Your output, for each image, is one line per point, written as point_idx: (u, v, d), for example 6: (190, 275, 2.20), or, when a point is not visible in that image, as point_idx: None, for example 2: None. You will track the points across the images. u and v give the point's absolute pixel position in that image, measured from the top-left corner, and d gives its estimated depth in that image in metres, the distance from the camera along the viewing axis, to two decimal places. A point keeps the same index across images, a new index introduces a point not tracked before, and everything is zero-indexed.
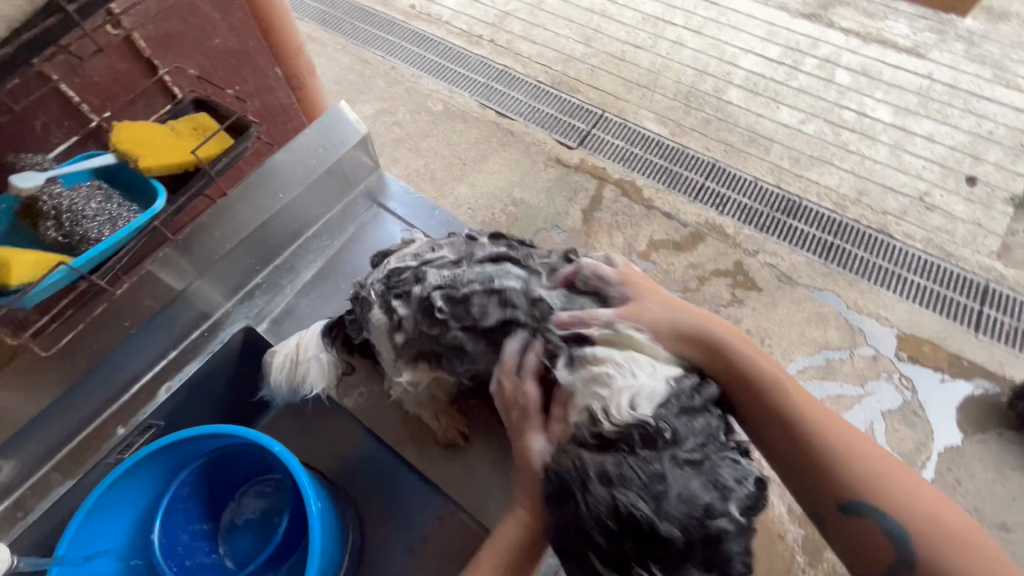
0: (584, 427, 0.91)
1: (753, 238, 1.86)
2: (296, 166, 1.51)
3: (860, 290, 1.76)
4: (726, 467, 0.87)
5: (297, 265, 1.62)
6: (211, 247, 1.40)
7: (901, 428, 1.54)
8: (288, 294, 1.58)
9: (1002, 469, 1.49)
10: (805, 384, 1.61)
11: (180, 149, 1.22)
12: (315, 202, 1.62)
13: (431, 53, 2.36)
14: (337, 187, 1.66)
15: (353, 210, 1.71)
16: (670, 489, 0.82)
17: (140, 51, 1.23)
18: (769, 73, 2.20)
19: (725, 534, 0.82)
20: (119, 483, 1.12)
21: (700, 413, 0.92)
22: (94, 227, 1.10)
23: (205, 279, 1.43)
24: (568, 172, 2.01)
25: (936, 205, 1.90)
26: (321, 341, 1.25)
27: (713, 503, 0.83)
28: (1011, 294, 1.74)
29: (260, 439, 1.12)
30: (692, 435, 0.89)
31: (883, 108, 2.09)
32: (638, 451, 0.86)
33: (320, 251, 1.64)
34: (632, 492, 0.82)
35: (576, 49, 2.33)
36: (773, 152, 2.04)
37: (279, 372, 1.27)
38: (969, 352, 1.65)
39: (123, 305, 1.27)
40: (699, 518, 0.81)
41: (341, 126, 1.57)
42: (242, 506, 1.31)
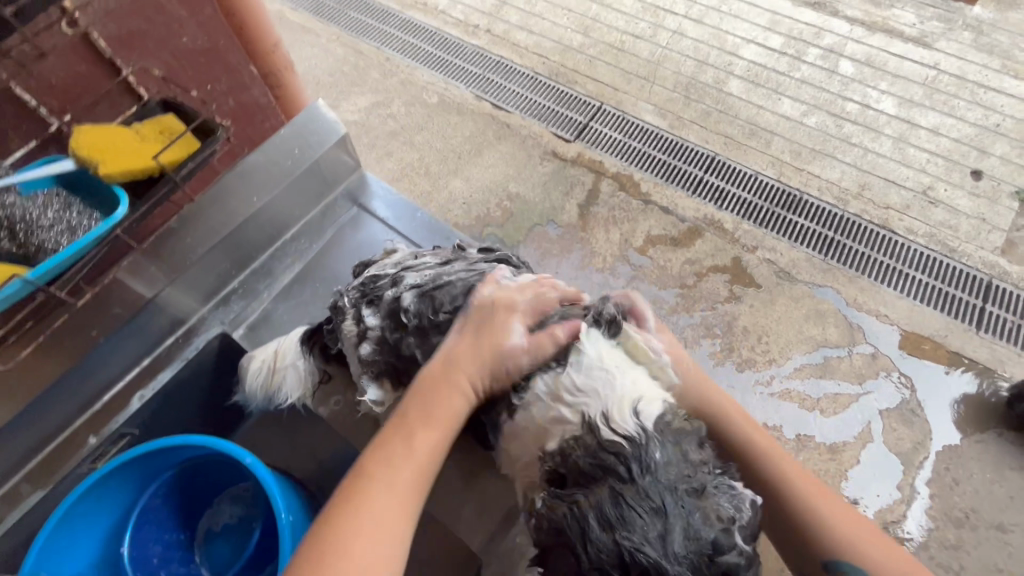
0: (581, 450, 0.89)
1: (751, 234, 1.83)
2: (271, 168, 1.49)
3: (861, 287, 1.74)
4: (724, 493, 0.86)
5: (275, 270, 1.62)
6: (183, 253, 1.40)
7: (899, 428, 1.52)
8: (265, 299, 1.59)
9: (1001, 469, 1.47)
10: (803, 382, 1.59)
11: (143, 152, 1.18)
12: (293, 204, 1.60)
13: (426, 44, 2.32)
14: (317, 188, 1.64)
15: (333, 213, 1.70)
16: (674, 526, 0.80)
17: (101, 52, 1.19)
18: (771, 64, 2.15)
19: (736, 567, 0.80)
20: (88, 498, 1.12)
21: (689, 436, 0.91)
22: (51, 237, 1.13)
23: (174, 287, 1.42)
24: (565, 166, 1.98)
25: (939, 199, 1.86)
26: (300, 349, 1.25)
27: (718, 537, 0.81)
28: (1015, 291, 1.71)
29: (231, 449, 1.12)
30: (683, 459, 0.87)
31: (887, 99, 2.04)
32: (635, 482, 0.84)
33: (298, 253, 1.65)
34: (637, 535, 0.80)
35: (574, 39, 2.29)
36: (774, 145, 2.00)
37: (257, 378, 1.27)
38: (970, 350, 1.63)
39: (91, 312, 1.25)
40: (709, 555, 0.80)
41: (319, 125, 1.55)
42: (219, 513, 1.30)
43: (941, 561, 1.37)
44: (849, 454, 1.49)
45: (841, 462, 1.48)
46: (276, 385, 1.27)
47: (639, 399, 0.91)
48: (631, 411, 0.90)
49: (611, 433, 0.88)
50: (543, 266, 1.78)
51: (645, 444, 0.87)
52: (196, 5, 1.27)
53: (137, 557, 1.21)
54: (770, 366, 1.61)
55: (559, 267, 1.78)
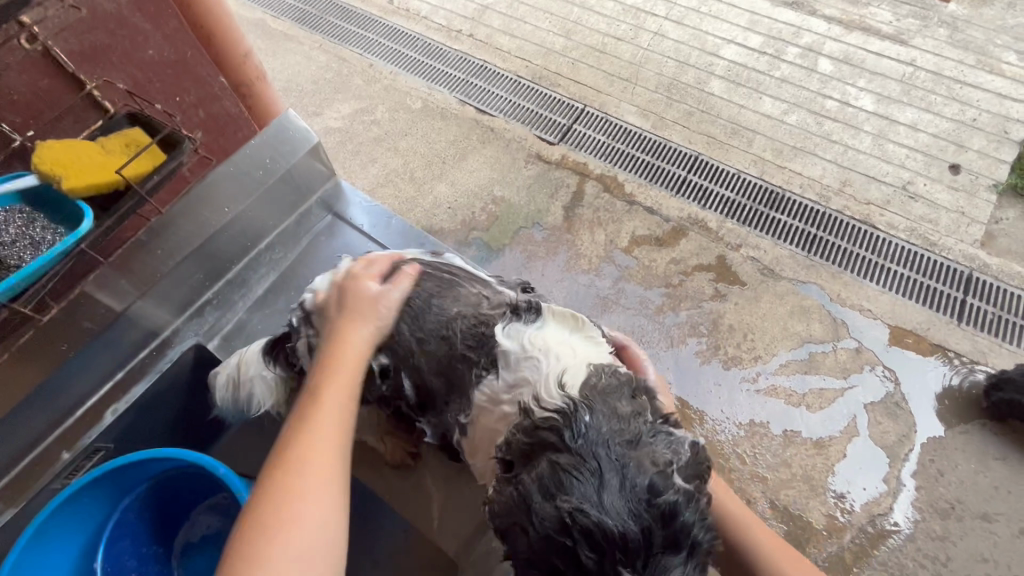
0: (519, 433, 0.90)
1: (735, 232, 1.85)
2: (241, 179, 1.50)
3: (844, 282, 1.75)
4: (659, 443, 0.85)
5: (249, 280, 1.62)
6: (153, 266, 1.40)
7: (884, 421, 1.54)
8: (240, 310, 1.59)
9: (985, 460, 1.49)
10: (788, 378, 1.60)
11: (105, 165, 1.17)
12: (267, 213, 1.61)
13: (410, 50, 2.32)
14: (290, 197, 1.64)
15: (307, 221, 1.70)
16: (609, 480, 0.78)
17: (63, 66, 1.19)
18: (751, 63, 2.17)
19: (677, 505, 0.76)
20: (57, 517, 1.11)
21: (621, 390, 0.91)
22: (14, 253, 1.13)
23: (147, 299, 1.43)
24: (549, 169, 1.99)
25: (919, 194, 1.89)
26: (262, 360, 1.24)
27: (653, 480, 0.78)
28: (995, 283, 1.73)
29: (207, 462, 1.13)
30: (613, 411, 0.88)
31: (866, 96, 2.07)
32: (571, 449, 0.82)
33: (272, 263, 1.65)
34: (573, 495, 0.77)
35: (556, 42, 2.30)
36: (756, 144, 2.02)
37: (226, 390, 1.28)
38: (952, 342, 1.65)
39: (58, 326, 1.25)
40: (646, 499, 0.76)
41: (290, 135, 1.56)
42: (196, 526, 1.28)
43: (927, 552, 1.38)
44: (835, 449, 1.50)
45: (827, 456, 1.49)
46: (245, 393, 1.26)
47: (561, 371, 0.96)
48: (557, 385, 0.94)
49: (544, 411, 0.90)
50: (529, 268, 1.79)
51: (574, 410, 0.87)
52: (160, 17, 1.28)
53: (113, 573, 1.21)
54: (756, 364, 1.62)
55: (545, 269, 1.79)
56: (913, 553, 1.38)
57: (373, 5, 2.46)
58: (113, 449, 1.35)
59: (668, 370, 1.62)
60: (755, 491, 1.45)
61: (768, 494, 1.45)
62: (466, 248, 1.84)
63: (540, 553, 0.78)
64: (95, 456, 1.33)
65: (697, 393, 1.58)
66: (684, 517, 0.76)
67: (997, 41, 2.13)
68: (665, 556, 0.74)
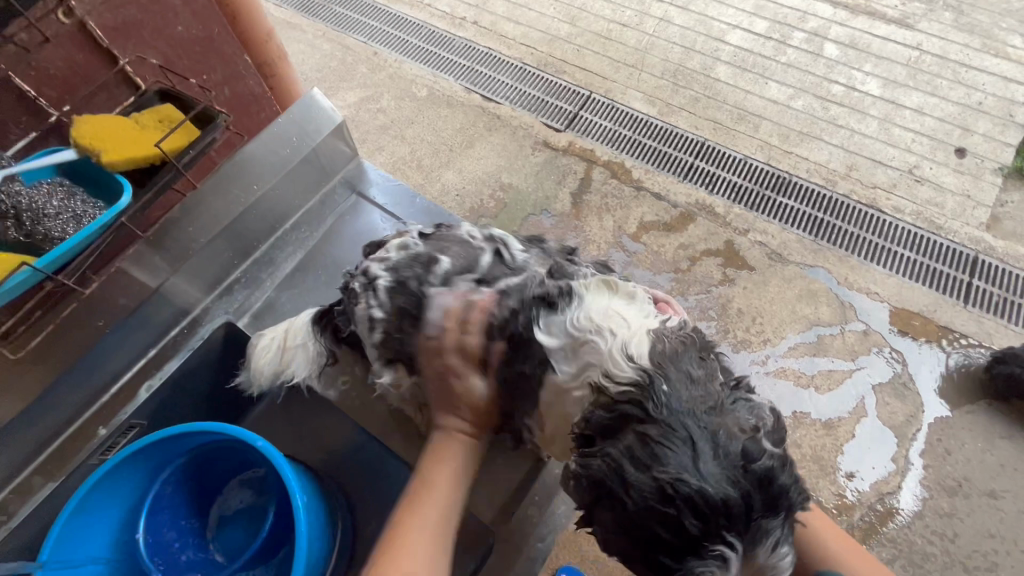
0: (598, 409, 0.90)
1: (742, 217, 1.85)
2: (271, 157, 1.50)
3: (850, 266, 1.77)
4: (741, 406, 0.86)
5: (276, 258, 1.62)
6: (185, 241, 1.40)
7: (893, 402, 1.55)
8: (268, 287, 1.58)
9: (991, 438, 1.51)
10: (797, 360, 1.61)
11: (143, 140, 1.17)
12: (293, 192, 1.61)
13: (413, 38, 2.31)
14: (315, 177, 1.65)
15: (332, 201, 1.70)
16: (702, 447, 0.80)
17: (97, 41, 1.18)
18: (756, 48, 2.17)
19: (772, 470, 0.79)
20: (98, 489, 1.11)
21: (690, 354, 0.92)
22: (57, 226, 1.12)
23: (178, 275, 1.43)
24: (556, 156, 1.99)
25: (925, 177, 1.90)
26: (310, 330, 1.26)
27: (745, 446, 0.80)
28: (1000, 265, 1.75)
29: (243, 434, 1.11)
30: (693, 382, 0.87)
31: (872, 81, 2.07)
32: (656, 419, 0.84)
33: (298, 242, 1.64)
34: (672, 466, 0.79)
35: (561, 29, 2.29)
36: (762, 129, 2.02)
37: (264, 357, 1.28)
38: (958, 324, 1.66)
39: (90, 305, 1.25)
40: (743, 465, 0.78)
41: (316, 114, 1.56)
42: (228, 498, 1.32)
43: (936, 530, 1.40)
44: (843, 429, 1.52)
45: (836, 437, 1.51)
46: (287, 361, 1.27)
47: (625, 341, 0.94)
48: (624, 356, 0.92)
49: (619, 385, 0.90)
50: None
51: (651, 381, 0.87)
52: None
53: (156, 543, 1.20)
54: (764, 347, 1.63)
55: None
56: (922, 530, 1.40)
57: None
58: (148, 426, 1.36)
59: None
60: None
61: None
62: None
63: (636, 522, 0.80)
64: (131, 433, 1.34)
65: None
66: (779, 480, 0.79)
67: (1002, 25, 2.13)
68: (764, 519, 0.77)
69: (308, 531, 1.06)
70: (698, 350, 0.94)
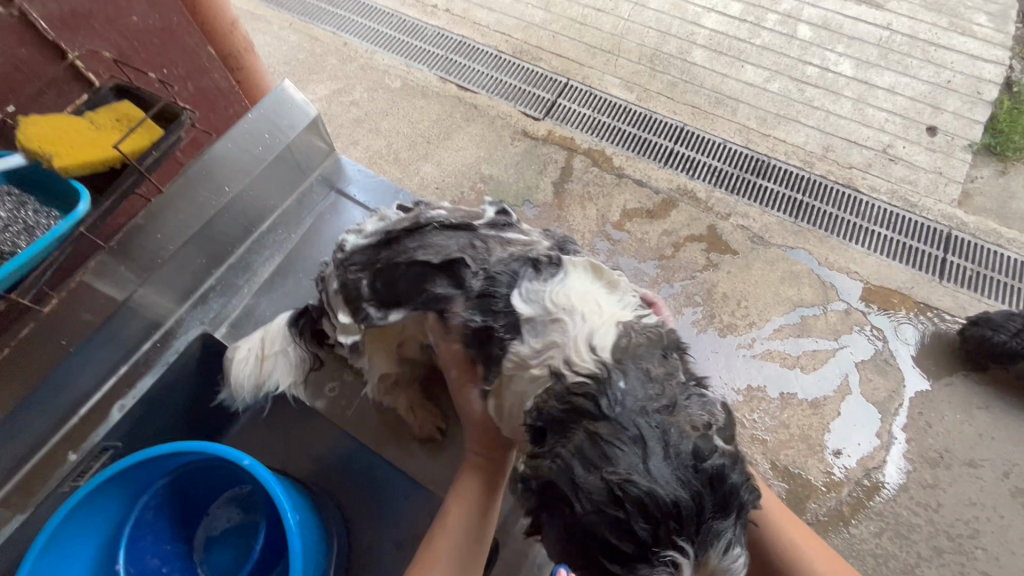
0: (551, 401, 0.88)
1: (724, 202, 1.86)
2: (242, 156, 1.43)
3: (830, 246, 1.79)
4: (693, 403, 0.86)
5: (253, 263, 1.58)
6: (153, 251, 1.33)
7: (875, 378, 1.58)
8: (246, 295, 1.55)
9: (969, 409, 1.55)
10: (782, 342, 1.63)
11: (99, 142, 1.10)
12: (268, 192, 1.56)
13: (384, 27, 2.24)
14: (290, 175, 1.60)
15: (310, 199, 1.66)
16: (653, 447, 0.79)
17: (43, 34, 1.10)
18: (731, 31, 2.17)
19: (724, 469, 0.78)
20: (72, 519, 1.05)
21: (653, 354, 0.91)
22: (9, 239, 1.05)
23: (148, 286, 1.36)
24: (536, 145, 1.96)
25: (899, 156, 1.92)
26: (288, 334, 1.24)
27: (696, 445, 0.79)
28: (972, 240, 1.79)
29: (227, 453, 1.07)
30: (650, 381, 0.87)
31: (845, 62, 2.09)
32: (608, 417, 0.83)
33: (277, 244, 1.61)
34: (621, 467, 0.78)
35: (536, 15, 2.25)
36: (740, 113, 2.03)
37: (242, 369, 1.22)
38: (934, 299, 1.70)
39: (56, 323, 1.18)
40: (693, 465, 0.78)
41: (289, 109, 1.50)
42: (214, 518, 1.27)
43: (921, 501, 1.44)
44: (829, 408, 1.54)
45: (823, 415, 1.53)
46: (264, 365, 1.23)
47: (590, 329, 0.92)
48: (587, 347, 0.91)
49: (575, 375, 0.88)
50: None
51: (607, 375, 0.87)
52: None
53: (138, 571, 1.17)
54: (750, 330, 1.64)
55: None
56: (907, 502, 1.43)
57: None
58: (120, 449, 1.32)
59: None
60: (757, 454, 1.48)
61: (768, 455, 1.49)
62: None
63: (590, 528, 0.79)
64: (102, 458, 1.29)
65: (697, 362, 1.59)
66: (731, 479, 0.78)
67: (968, 4, 2.17)
68: (715, 519, 0.77)
69: (302, 550, 1.02)
70: (662, 350, 0.93)
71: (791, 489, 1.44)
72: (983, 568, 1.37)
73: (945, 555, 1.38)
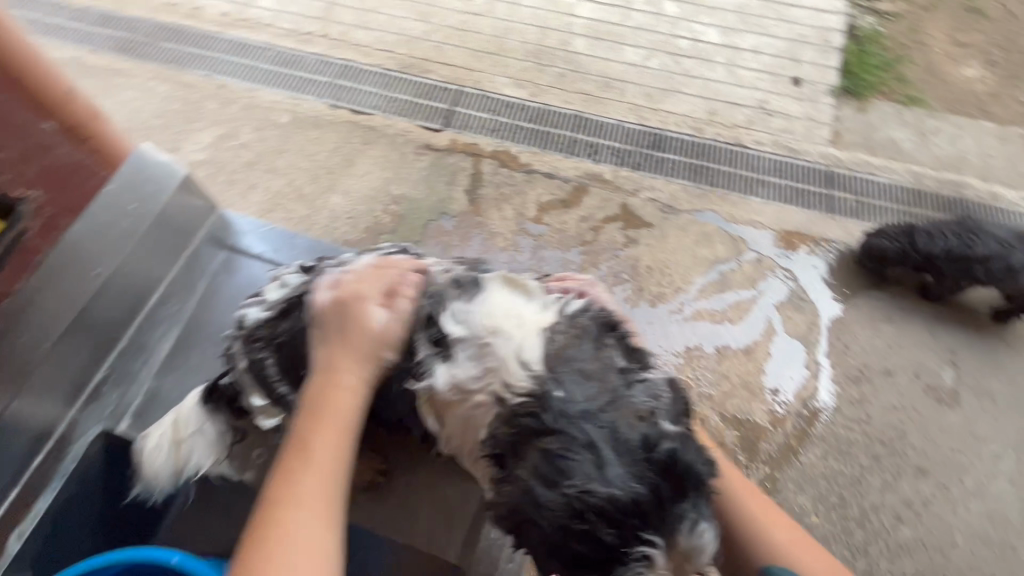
0: (499, 425, 0.90)
1: (630, 179, 1.94)
2: (110, 232, 1.33)
3: (732, 203, 1.91)
4: (635, 391, 0.89)
5: (148, 343, 1.48)
6: (23, 356, 1.20)
7: (794, 315, 1.71)
8: (147, 379, 1.47)
9: (877, 325, 1.71)
10: (708, 300, 1.72)
11: None
12: (150, 263, 1.45)
13: (261, 62, 2.15)
14: (172, 240, 1.49)
15: (199, 263, 1.58)
16: (604, 452, 0.82)
17: None
18: (605, 17, 2.26)
19: (674, 452, 0.81)
20: None
21: (587, 347, 0.92)
22: None
23: (26, 396, 1.22)
24: (441, 157, 1.95)
25: (774, 110, 2.09)
26: (202, 413, 1.12)
27: (644, 435, 0.83)
28: (850, 174, 2.00)
29: (155, 556, 1.03)
30: (591, 386, 0.88)
31: (712, 31, 2.23)
32: (553, 430, 0.85)
33: (173, 316, 1.53)
34: (579, 478, 0.81)
35: (415, 28, 2.24)
36: (628, 93, 2.12)
37: (155, 461, 1.12)
38: (828, 233, 1.87)
39: None
40: (644, 457, 0.81)
41: (153, 171, 1.40)
42: None
43: (854, 417, 1.57)
44: (761, 351, 1.65)
45: (757, 360, 1.63)
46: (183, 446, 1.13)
47: (521, 347, 0.91)
48: (520, 364, 0.90)
49: (517, 397, 0.89)
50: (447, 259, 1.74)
51: (545, 390, 0.88)
52: None
53: None
54: (677, 295, 1.72)
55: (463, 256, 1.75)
56: (843, 421, 1.56)
57: (206, 20, 2.23)
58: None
59: None
60: (708, 409, 1.55)
61: (717, 408, 1.56)
62: None
63: (560, 542, 0.81)
64: None
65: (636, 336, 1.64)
66: (686, 459, 0.82)
67: None
68: (676, 504, 0.79)
69: None
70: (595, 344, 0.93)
71: (743, 435, 1.53)
72: (916, 463, 1.52)
73: (883, 460, 1.52)
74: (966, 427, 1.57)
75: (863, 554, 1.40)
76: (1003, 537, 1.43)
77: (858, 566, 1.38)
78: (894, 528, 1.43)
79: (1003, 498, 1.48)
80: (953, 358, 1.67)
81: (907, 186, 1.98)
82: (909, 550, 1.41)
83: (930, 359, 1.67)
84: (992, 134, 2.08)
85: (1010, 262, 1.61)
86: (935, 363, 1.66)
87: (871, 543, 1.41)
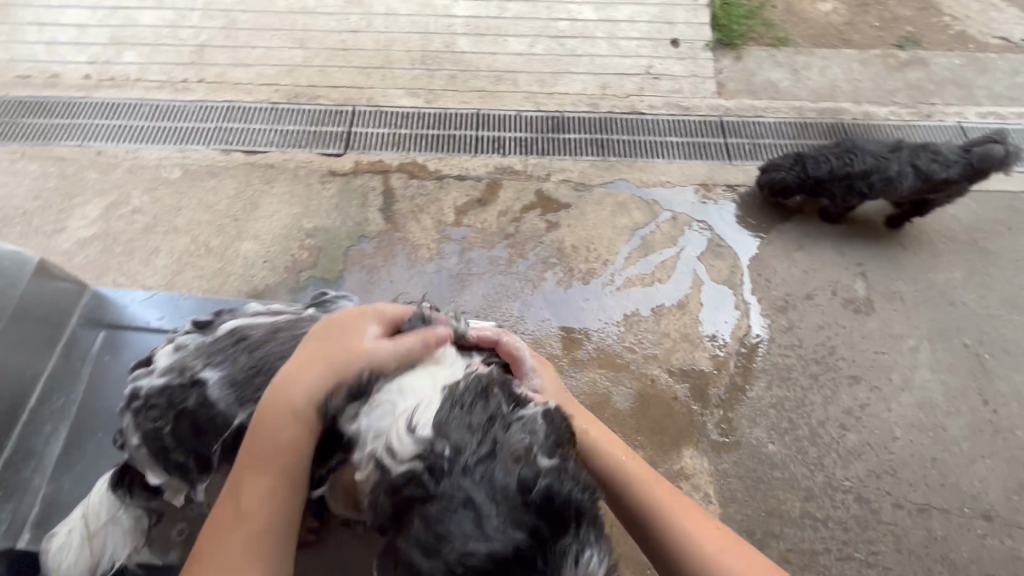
0: (380, 495, 0.79)
1: (540, 165, 1.98)
2: None
3: (639, 169, 1.98)
4: (510, 429, 0.79)
5: (37, 447, 1.32)
6: None
7: (716, 262, 1.80)
8: (41, 486, 1.30)
9: (791, 255, 1.83)
10: (635, 266, 1.78)
11: None
12: (13, 361, 1.30)
13: (137, 120, 2.03)
14: (38, 331, 1.36)
15: (78, 348, 1.44)
16: (482, 506, 0.71)
17: None
18: (483, 13, 2.28)
19: (551, 488, 0.73)
20: None
21: (476, 398, 0.82)
22: None
23: None
24: (348, 181, 1.91)
25: (660, 73, 2.18)
26: (110, 500, 1.09)
27: (520, 477, 0.73)
28: (739, 120, 2.12)
29: None
30: (463, 433, 0.78)
31: (587, 9, 2.30)
32: (436, 494, 0.74)
33: (59, 412, 1.36)
34: (457, 543, 0.69)
35: (295, 56, 2.17)
36: (521, 82, 2.16)
37: (66, 559, 1.09)
38: (732, 179, 1.98)
39: None
40: (522, 501, 0.72)
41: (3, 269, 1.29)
42: None
43: (787, 344, 1.67)
44: (693, 303, 1.72)
45: (691, 312, 1.70)
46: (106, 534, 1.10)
47: (414, 407, 0.82)
48: (408, 428, 0.80)
49: (401, 464, 0.78)
50: (375, 281, 1.71)
51: (433, 451, 0.77)
52: None
53: None
54: (606, 267, 1.77)
55: (390, 275, 1.72)
56: (778, 350, 1.66)
57: (67, 87, 2.08)
58: None
59: (541, 308, 1.68)
60: (656, 369, 1.61)
61: (663, 366, 1.61)
62: (302, 293, 1.68)
63: None
64: None
65: (575, 315, 1.68)
66: (564, 492, 0.73)
67: None
68: (558, 542, 0.71)
69: None
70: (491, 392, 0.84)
71: (692, 384, 1.59)
72: (849, 373, 1.63)
73: (820, 377, 1.62)
74: (884, 329, 1.70)
75: (820, 467, 1.49)
76: (934, 420, 1.56)
77: (817, 479, 1.47)
78: (842, 436, 1.53)
79: (927, 386, 1.61)
80: (861, 270, 1.80)
81: (792, 121, 2.12)
82: (859, 453, 1.51)
83: (842, 275, 1.79)
84: (855, 60, 2.26)
85: (888, 173, 1.72)
86: (847, 278, 1.79)
87: (824, 455, 1.50)
